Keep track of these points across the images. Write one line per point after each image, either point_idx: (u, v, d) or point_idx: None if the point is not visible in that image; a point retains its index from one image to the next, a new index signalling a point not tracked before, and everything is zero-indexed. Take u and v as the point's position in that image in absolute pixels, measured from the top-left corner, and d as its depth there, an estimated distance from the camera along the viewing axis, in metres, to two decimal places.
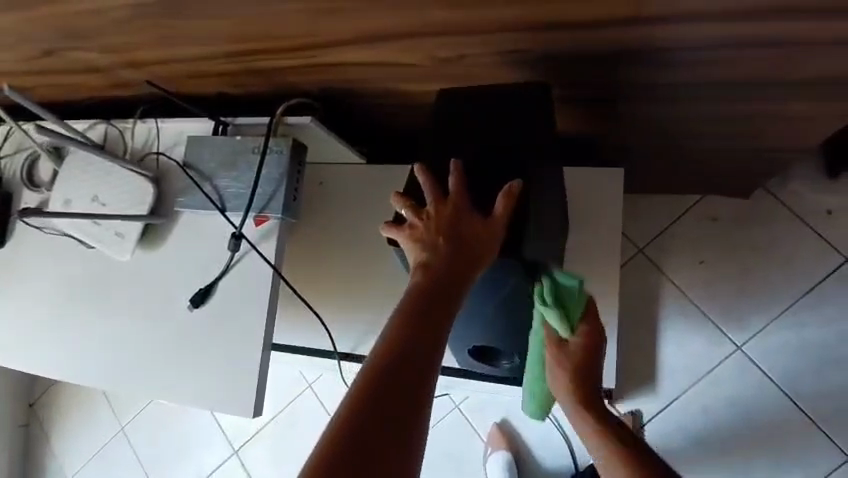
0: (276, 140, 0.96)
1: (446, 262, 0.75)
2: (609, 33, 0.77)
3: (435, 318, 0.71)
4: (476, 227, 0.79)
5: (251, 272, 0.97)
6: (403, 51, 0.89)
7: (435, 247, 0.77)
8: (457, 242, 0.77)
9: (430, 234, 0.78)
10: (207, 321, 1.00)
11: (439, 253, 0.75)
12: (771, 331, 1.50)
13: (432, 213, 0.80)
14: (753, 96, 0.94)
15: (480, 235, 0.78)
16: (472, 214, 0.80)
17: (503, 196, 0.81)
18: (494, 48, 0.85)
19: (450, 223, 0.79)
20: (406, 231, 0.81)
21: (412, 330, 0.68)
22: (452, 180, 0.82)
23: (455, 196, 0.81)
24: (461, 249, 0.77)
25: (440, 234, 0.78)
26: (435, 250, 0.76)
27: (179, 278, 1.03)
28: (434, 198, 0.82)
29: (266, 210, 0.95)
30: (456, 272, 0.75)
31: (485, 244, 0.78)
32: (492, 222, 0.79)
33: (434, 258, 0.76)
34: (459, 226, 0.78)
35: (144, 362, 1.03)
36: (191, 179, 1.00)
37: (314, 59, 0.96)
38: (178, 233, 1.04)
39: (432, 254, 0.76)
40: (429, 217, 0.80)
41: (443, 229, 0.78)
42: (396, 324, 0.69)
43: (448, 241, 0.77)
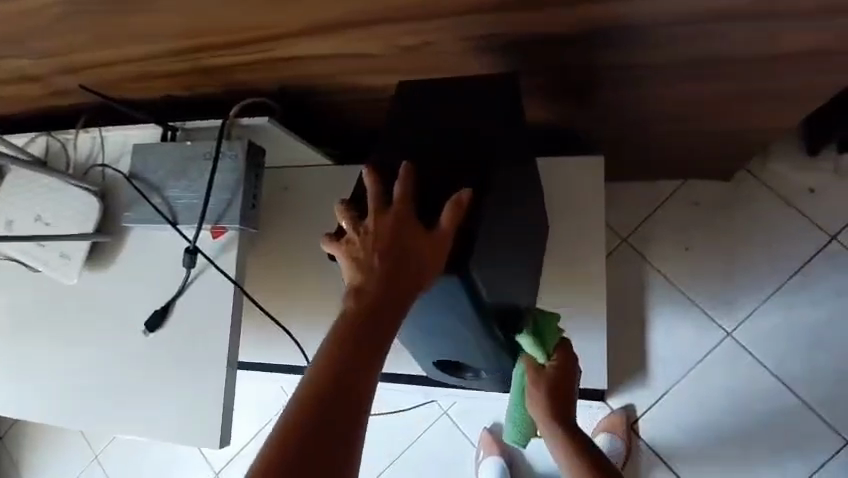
0: (229, 144, 0.88)
1: (381, 287, 0.61)
2: (582, 11, 0.71)
3: (378, 334, 0.60)
4: (419, 243, 0.63)
5: (209, 290, 0.90)
6: (362, 41, 0.82)
7: (370, 268, 0.62)
8: (397, 263, 0.62)
9: (366, 253, 0.63)
10: (166, 345, 0.92)
11: (374, 276, 0.61)
12: (760, 316, 1.47)
13: (370, 226, 0.64)
14: (734, 75, 0.90)
15: (422, 256, 0.63)
16: (417, 226, 0.64)
17: (450, 206, 0.66)
18: (459, 34, 0.79)
19: (389, 241, 0.63)
20: (341, 247, 0.65)
21: (350, 351, 0.58)
22: (398, 187, 0.66)
23: (399, 205, 0.65)
24: (402, 271, 0.62)
25: (376, 253, 0.62)
26: (369, 273, 0.62)
27: (132, 300, 0.95)
28: (375, 206, 0.66)
29: (223, 220, 0.86)
30: (397, 294, 0.61)
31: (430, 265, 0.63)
32: (440, 237, 0.64)
33: (368, 282, 0.61)
34: (401, 242, 0.63)
35: (99, 394, 0.94)
36: (138, 191, 0.91)
37: (266, 55, 0.89)
38: (128, 251, 0.96)
39: (365, 278, 0.62)
40: (367, 232, 0.64)
41: (381, 246, 0.63)
42: (322, 363, 0.58)
43: (384, 261, 0.62)
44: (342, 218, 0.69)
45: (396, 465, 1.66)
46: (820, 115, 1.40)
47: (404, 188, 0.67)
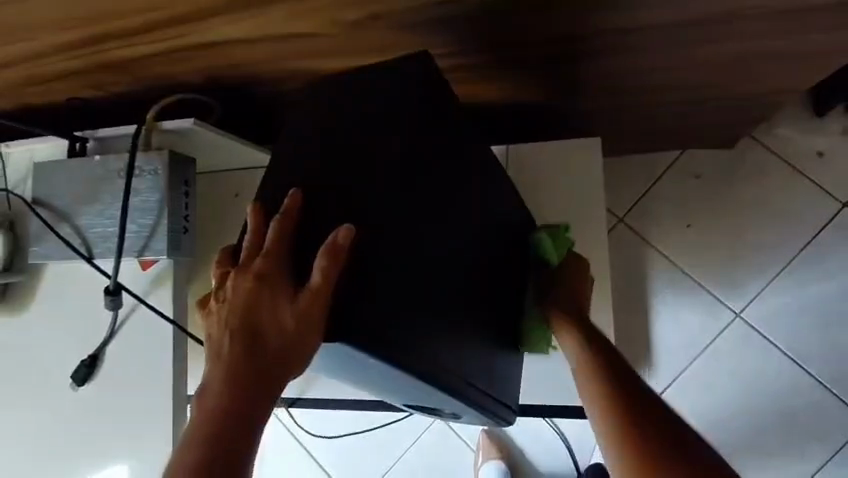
0: (145, 157, 0.72)
1: (226, 379, 0.50)
2: None
3: (262, 377, 0.50)
4: (279, 313, 0.51)
5: (143, 335, 0.75)
6: (293, 20, 0.66)
7: (221, 351, 0.51)
8: (248, 345, 0.50)
9: (219, 331, 0.52)
10: (98, 401, 0.77)
11: (227, 354, 0.51)
12: (771, 293, 1.36)
13: (228, 293, 0.53)
14: (748, 36, 0.75)
15: (282, 330, 0.50)
16: (279, 292, 0.51)
17: (323, 255, 0.50)
18: (415, 3, 0.63)
19: (243, 311, 0.51)
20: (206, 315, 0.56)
21: (234, 389, 0.50)
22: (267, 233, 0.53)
23: (260, 261, 0.52)
24: (260, 346, 0.51)
25: (228, 330, 0.51)
26: (219, 360, 0.51)
27: (55, 350, 0.80)
28: (241, 263, 0.54)
29: (147, 251, 0.71)
30: (261, 360, 0.50)
31: (292, 342, 0.49)
32: (304, 304, 0.49)
33: (224, 356, 0.51)
34: (256, 316, 0.51)
35: (26, 462, 0.80)
36: (42, 219, 0.74)
37: (182, 44, 0.72)
38: (45, 293, 0.80)
39: (215, 363, 0.51)
40: (225, 299, 0.53)
41: (234, 323, 0.51)
42: (193, 418, 0.51)
43: (234, 343, 0.51)
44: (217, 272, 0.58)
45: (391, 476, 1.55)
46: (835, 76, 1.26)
47: (270, 236, 0.53)
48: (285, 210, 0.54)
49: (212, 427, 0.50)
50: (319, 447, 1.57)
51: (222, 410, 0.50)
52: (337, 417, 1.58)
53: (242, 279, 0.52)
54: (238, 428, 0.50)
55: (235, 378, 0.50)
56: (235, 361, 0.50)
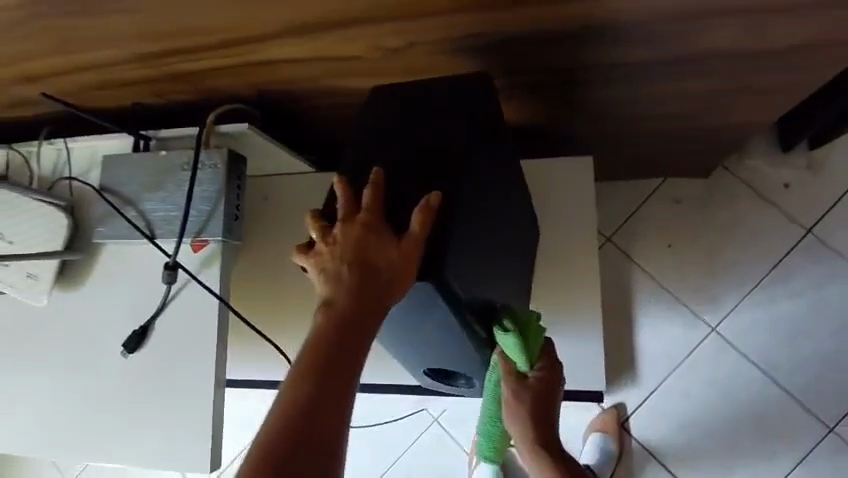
0: (207, 153, 0.83)
1: (350, 298, 0.61)
2: (572, 8, 0.70)
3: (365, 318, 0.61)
4: (385, 251, 0.62)
5: (191, 308, 0.85)
6: (344, 43, 0.79)
7: (340, 280, 0.62)
8: (365, 273, 0.62)
9: (336, 264, 0.63)
10: (148, 366, 0.86)
11: (343, 285, 0.61)
12: (744, 309, 1.49)
13: (339, 236, 0.64)
14: (717, 72, 0.90)
15: (390, 263, 0.62)
16: (387, 233, 0.64)
17: (419, 210, 0.65)
18: (447, 33, 0.76)
19: (355, 250, 0.63)
20: (310, 260, 0.66)
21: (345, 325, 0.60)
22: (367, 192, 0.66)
23: (367, 212, 0.65)
24: (369, 278, 0.62)
25: (346, 262, 0.62)
26: (339, 286, 0.61)
27: (107, 321, 0.89)
28: (344, 216, 0.66)
29: (205, 232, 0.82)
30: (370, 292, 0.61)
31: (401, 270, 0.62)
32: (407, 247, 0.63)
33: (339, 288, 0.61)
34: (370, 251, 0.63)
35: (74, 422, 0.88)
36: (110, 204, 0.85)
37: (244, 60, 0.84)
38: (101, 269, 0.90)
39: (336, 289, 0.61)
40: (335, 242, 0.64)
41: (350, 256, 0.62)
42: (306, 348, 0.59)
43: (353, 271, 0.62)
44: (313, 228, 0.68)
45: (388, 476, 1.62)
46: (797, 116, 1.42)
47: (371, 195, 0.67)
48: (376, 180, 0.67)
49: (336, 340, 0.59)
50: None
51: (346, 327, 0.60)
52: None
53: (350, 227, 0.64)
54: (352, 350, 0.60)
55: (356, 298, 0.61)
56: (355, 285, 0.61)
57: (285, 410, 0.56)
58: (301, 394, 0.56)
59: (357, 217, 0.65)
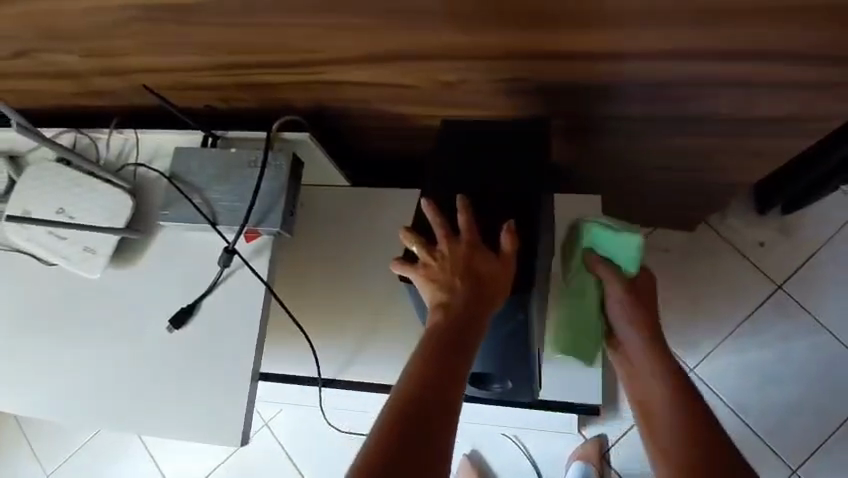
0: (273, 154, 0.94)
1: (465, 306, 0.74)
2: (600, 64, 0.85)
3: (474, 324, 0.74)
4: (488, 265, 0.76)
5: (239, 290, 0.93)
6: (406, 73, 0.92)
7: (453, 290, 0.76)
8: (475, 284, 0.75)
9: (446, 277, 0.77)
10: (191, 341, 0.93)
11: (458, 295, 0.75)
12: (719, 353, 1.62)
13: (445, 253, 0.78)
14: (711, 133, 1.07)
15: (494, 275, 0.76)
16: (485, 250, 0.78)
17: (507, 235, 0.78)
18: (493, 75, 0.91)
19: (464, 264, 0.77)
20: (419, 271, 0.79)
21: (458, 329, 0.73)
22: (464, 217, 0.79)
23: (466, 234, 0.79)
24: (478, 287, 0.75)
25: (456, 276, 0.76)
26: (454, 295, 0.75)
27: (155, 299, 0.95)
28: (443, 235, 0.79)
29: (262, 223, 0.92)
30: (478, 301, 0.75)
31: (502, 282, 0.76)
32: (506, 263, 0.77)
33: (455, 298, 0.75)
34: (475, 266, 0.76)
35: (112, 391, 0.93)
36: (179, 190, 0.95)
37: (314, 79, 0.97)
38: (156, 250, 0.97)
39: (451, 298, 0.75)
40: (443, 258, 0.78)
41: (460, 270, 0.76)
42: (425, 343, 0.72)
43: (464, 284, 0.76)
44: (414, 244, 0.81)
45: None
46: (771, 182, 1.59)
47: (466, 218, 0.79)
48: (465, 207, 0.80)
49: (455, 339, 0.72)
50: (308, 458, 1.66)
51: (463, 329, 0.73)
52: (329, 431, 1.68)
53: (457, 245, 0.78)
54: (463, 349, 0.72)
55: (470, 305, 0.74)
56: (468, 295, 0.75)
57: (409, 398, 0.68)
58: (422, 379, 0.69)
59: (457, 236, 0.79)
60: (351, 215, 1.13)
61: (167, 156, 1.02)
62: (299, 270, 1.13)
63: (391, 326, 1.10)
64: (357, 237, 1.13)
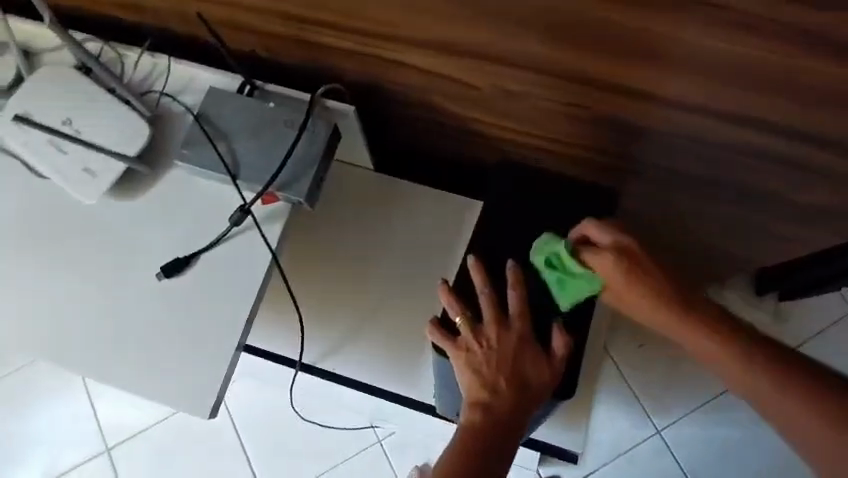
0: (313, 121, 0.88)
1: (504, 408, 0.75)
2: (672, 113, 0.82)
3: (512, 427, 0.75)
4: (534, 365, 0.78)
5: (242, 254, 0.86)
6: (471, 72, 0.88)
7: (495, 387, 0.76)
8: (519, 385, 0.77)
9: (490, 370, 0.77)
10: (179, 297, 0.85)
11: (502, 394, 0.76)
12: (688, 421, 1.52)
13: (493, 341, 0.78)
14: (751, 207, 1.05)
15: (541, 379, 0.78)
16: (533, 347, 0.79)
17: (558, 336, 0.80)
18: (560, 97, 0.86)
19: (510, 360, 0.77)
20: (461, 352, 0.79)
21: (497, 429, 0.74)
22: (518, 306, 0.79)
23: (518, 325, 0.79)
24: (521, 389, 0.77)
25: (502, 374, 0.76)
26: (496, 393, 0.76)
27: (149, 242, 0.87)
28: (492, 317, 0.79)
29: (286, 189, 0.85)
30: (519, 404, 0.76)
31: (545, 388, 0.78)
32: (553, 367, 0.78)
33: (498, 397, 0.76)
34: (521, 365, 0.77)
35: (79, 327, 0.86)
36: (205, 132, 0.88)
37: (373, 53, 0.91)
38: (162, 189, 0.89)
39: (491, 395, 0.76)
40: (491, 345, 0.78)
41: (506, 367, 0.77)
42: (463, 438, 0.73)
43: (509, 385, 0.76)
44: (460, 319, 0.80)
45: None
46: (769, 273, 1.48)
47: (520, 307, 0.79)
48: (520, 288, 0.80)
49: (490, 440, 0.73)
50: (254, 434, 1.60)
51: (500, 432, 0.75)
52: (283, 412, 1.61)
53: (506, 334, 0.79)
54: (499, 448, 0.74)
55: (510, 409, 0.76)
56: (510, 397, 0.76)
57: None
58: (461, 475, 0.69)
59: (508, 324, 0.79)
60: (376, 208, 1.09)
61: (197, 94, 0.93)
62: (325, 255, 1.07)
63: (394, 328, 1.06)
64: (399, 233, 1.07)
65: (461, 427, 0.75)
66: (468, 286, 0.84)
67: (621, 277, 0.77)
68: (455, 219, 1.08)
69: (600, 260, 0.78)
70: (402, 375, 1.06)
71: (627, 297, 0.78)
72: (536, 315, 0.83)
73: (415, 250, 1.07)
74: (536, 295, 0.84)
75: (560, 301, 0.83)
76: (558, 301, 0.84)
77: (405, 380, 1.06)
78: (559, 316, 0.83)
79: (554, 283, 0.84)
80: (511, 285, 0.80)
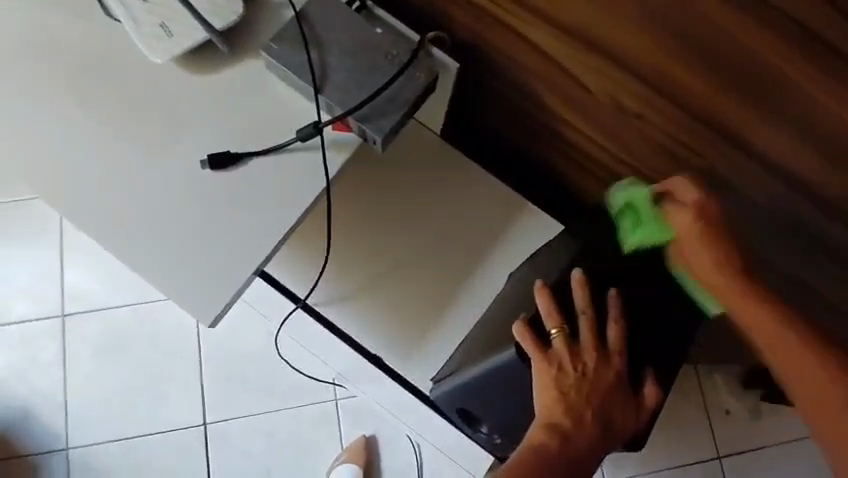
0: (415, 63, 0.82)
1: (583, 442, 0.72)
2: (784, 190, 0.78)
3: (589, 461, 0.72)
4: (622, 407, 0.75)
5: (295, 174, 0.79)
6: (592, 72, 0.82)
7: (579, 416, 0.73)
8: (604, 422, 0.74)
9: (577, 398, 0.73)
10: (219, 193, 0.79)
11: (586, 426, 0.73)
12: None
13: (588, 369, 0.74)
14: None
15: (626, 423, 0.75)
16: (623, 389, 0.75)
17: (651, 384, 0.77)
18: (676, 132, 0.81)
19: (602, 395, 0.74)
20: (553, 371, 0.73)
21: (575, 460, 0.71)
22: (620, 341, 0.75)
23: (616, 360, 0.75)
24: (606, 427, 0.74)
25: (589, 407, 0.73)
26: (580, 424, 0.72)
27: (203, 123, 0.80)
28: (590, 342, 0.75)
29: (365, 121, 0.78)
30: (600, 441, 0.73)
31: (626, 432, 0.75)
32: (640, 414, 0.76)
33: (582, 429, 0.72)
34: (610, 404, 0.74)
35: (100, 186, 0.79)
36: (301, 33, 0.80)
37: (498, 15, 0.85)
38: (235, 75, 0.82)
39: (573, 425, 0.72)
40: (584, 373, 0.74)
41: (594, 401, 0.73)
42: (537, 459, 0.69)
43: (593, 419, 0.73)
44: (558, 336, 0.75)
45: (257, 417, 1.53)
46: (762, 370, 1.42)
47: (621, 342, 0.75)
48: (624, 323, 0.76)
49: (563, 468, 0.70)
50: (216, 351, 1.55)
51: (575, 463, 0.71)
52: (253, 339, 1.56)
53: (603, 368, 0.75)
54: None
55: (589, 444, 0.72)
56: (591, 432, 0.73)
57: None
58: None
59: (606, 355, 0.75)
60: (445, 181, 1.06)
61: None
62: (376, 209, 1.05)
63: (425, 303, 1.03)
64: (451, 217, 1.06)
65: (537, 446, 0.70)
66: (567, 301, 0.78)
67: (704, 218, 0.70)
68: (509, 232, 1.06)
69: (679, 215, 0.72)
70: (404, 349, 1.02)
71: (696, 265, 0.71)
72: (631, 354, 0.78)
73: (457, 246, 1.05)
74: (633, 335, 0.78)
75: (656, 348, 0.79)
76: (652, 347, 0.79)
77: (402, 355, 1.02)
78: (653, 365, 0.79)
79: (655, 329, 0.79)
80: (616, 317, 0.76)
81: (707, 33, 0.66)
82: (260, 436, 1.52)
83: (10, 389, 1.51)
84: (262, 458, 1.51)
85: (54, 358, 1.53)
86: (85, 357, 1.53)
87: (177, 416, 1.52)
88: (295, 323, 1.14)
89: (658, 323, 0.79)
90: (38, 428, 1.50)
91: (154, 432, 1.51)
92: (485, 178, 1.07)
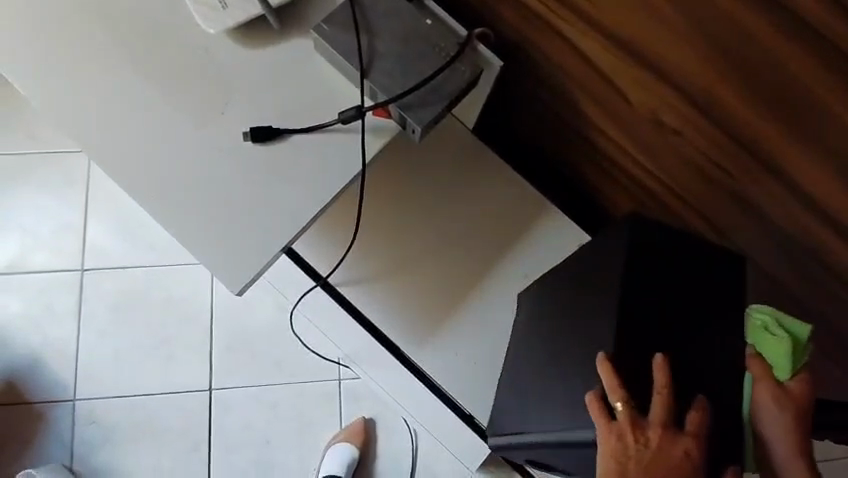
0: (461, 59, 0.83)
1: None
2: (814, 221, 0.79)
3: None
4: None
5: (334, 154, 0.81)
6: (634, 84, 0.83)
7: None
8: None
9: None
10: (259, 166, 0.81)
11: None
12: None
13: (662, 457, 0.61)
14: (808, 335, 1.02)
15: None
16: (699, 476, 0.61)
17: None
18: (712, 152, 0.82)
19: None
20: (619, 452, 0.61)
21: None
22: (704, 432, 0.63)
23: (698, 452, 0.62)
24: None
25: None
26: None
27: (249, 97, 0.82)
28: (661, 421, 0.63)
29: (406, 110, 0.80)
30: None
31: None
32: None
33: None
34: None
35: (145, 148, 0.81)
36: (353, 17, 0.82)
37: (547, 17, 0.86)
38: (285, 52, 0.84)
39: None
40: (660, 462, 0.61)
41: None
42: None
43: None
44: (627, 412, 0.63)
45: (261, 389, 1.56)
46: None
47: (700, 426, 0.63)
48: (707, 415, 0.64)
49: None
50: (229, 320, 1.58)
51: None
52: (265, 312, 1.59)
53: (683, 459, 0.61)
54: None
55: None
56: None
57: None
58: None
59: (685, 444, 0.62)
60: (474, 183, 1.08)
61: None
62: (404, 202, 1.07)
63: (442, 298, 1.06)
64: (476, 220, 1.08)
65: None
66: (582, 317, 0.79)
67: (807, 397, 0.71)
68: (531, 237, 1.08)
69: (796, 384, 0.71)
70: (416, 338, 1.06)
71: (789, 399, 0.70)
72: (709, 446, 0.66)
73: (479, 248, 1.07)
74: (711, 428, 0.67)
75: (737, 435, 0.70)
76: (716, 400, 0.70)
77: (415, 342, 1.05)
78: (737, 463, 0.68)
79: (723, 401, 0.71)
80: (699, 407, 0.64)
81: (756, 57, 0.67)
82: (262, 407, 1.56)
83: (25, 336, 1.55)
84: (262, 429, 1.55)
85: (70, 311, 1.57)
86: (101, 312, 1.57)
87: (184, 379, 1.55)
88: (311, 301, 1.16)
89: (711, 373, 0.71)
90: (49, 376, 1.54)
91: (159, 392, 1.55)
92: (515, 181, 1.08)
